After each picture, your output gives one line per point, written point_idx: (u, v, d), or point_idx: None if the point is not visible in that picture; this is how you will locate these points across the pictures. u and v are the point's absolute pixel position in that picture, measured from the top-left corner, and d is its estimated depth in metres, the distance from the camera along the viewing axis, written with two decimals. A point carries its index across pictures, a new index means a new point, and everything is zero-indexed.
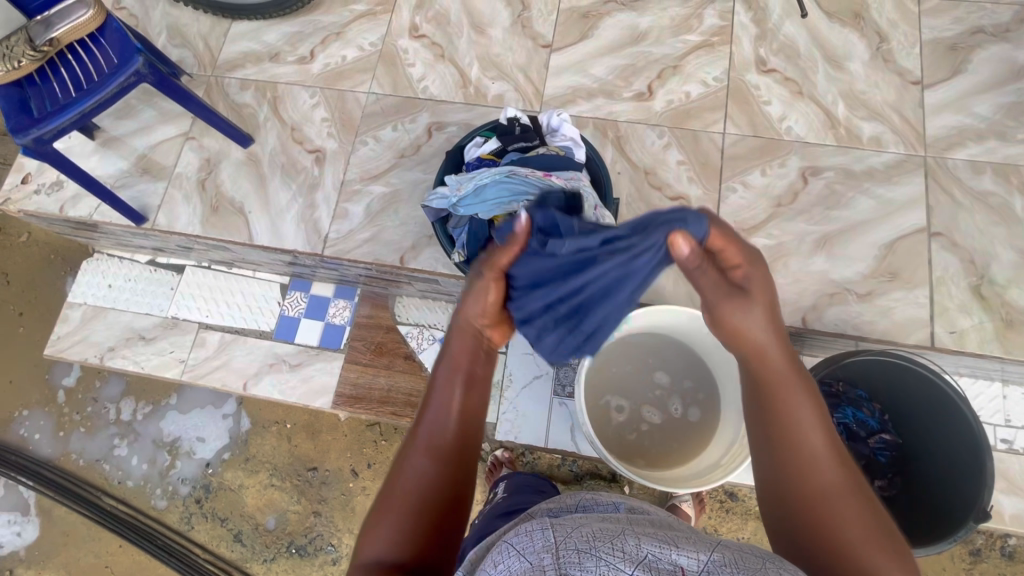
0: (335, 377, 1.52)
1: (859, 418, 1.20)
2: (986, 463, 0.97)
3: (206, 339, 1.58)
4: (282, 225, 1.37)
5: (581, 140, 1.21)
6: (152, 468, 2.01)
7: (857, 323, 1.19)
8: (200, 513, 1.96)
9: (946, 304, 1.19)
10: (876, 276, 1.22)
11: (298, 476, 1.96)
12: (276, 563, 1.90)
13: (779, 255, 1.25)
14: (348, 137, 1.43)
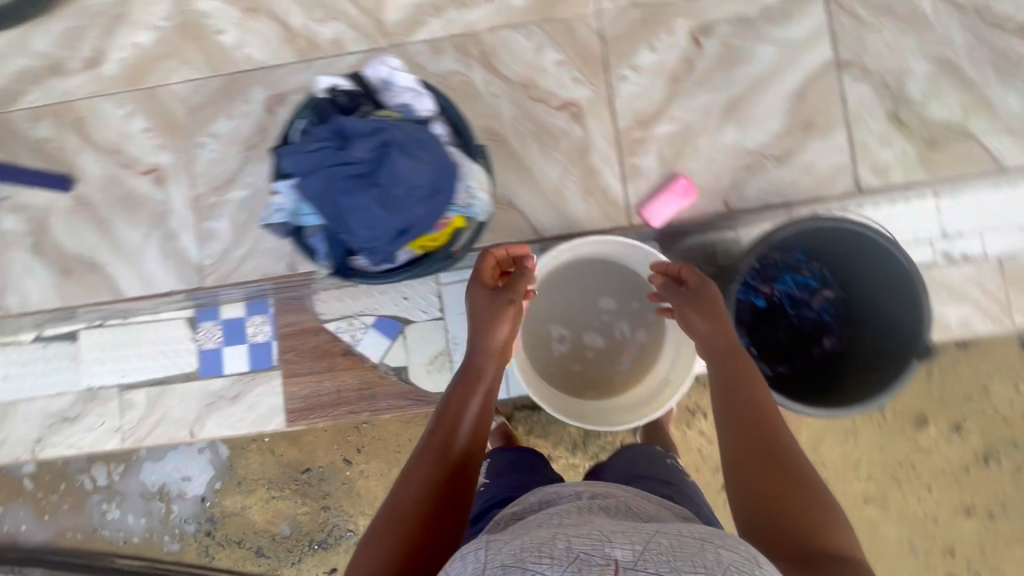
0: (279, 397, 1.43)
1: (799, 283, 1.18)
2: (923, 299, 0.96)
3: (133, 400, 1.46)
4: (146, 262, 1.42)
5: (420, 86, 1.07)
6: (151, 519, 2.00)
7: (781, 188, 1.18)
8: (216, 542, 1.98)
9: (865, 143, 1.22)
10: (794, 132, 1.19)
11: (295, 481, 1.97)
12: (305, 562, 1.96)
13: (688, 139, 1.17)
14: (180, 141, 1.36)
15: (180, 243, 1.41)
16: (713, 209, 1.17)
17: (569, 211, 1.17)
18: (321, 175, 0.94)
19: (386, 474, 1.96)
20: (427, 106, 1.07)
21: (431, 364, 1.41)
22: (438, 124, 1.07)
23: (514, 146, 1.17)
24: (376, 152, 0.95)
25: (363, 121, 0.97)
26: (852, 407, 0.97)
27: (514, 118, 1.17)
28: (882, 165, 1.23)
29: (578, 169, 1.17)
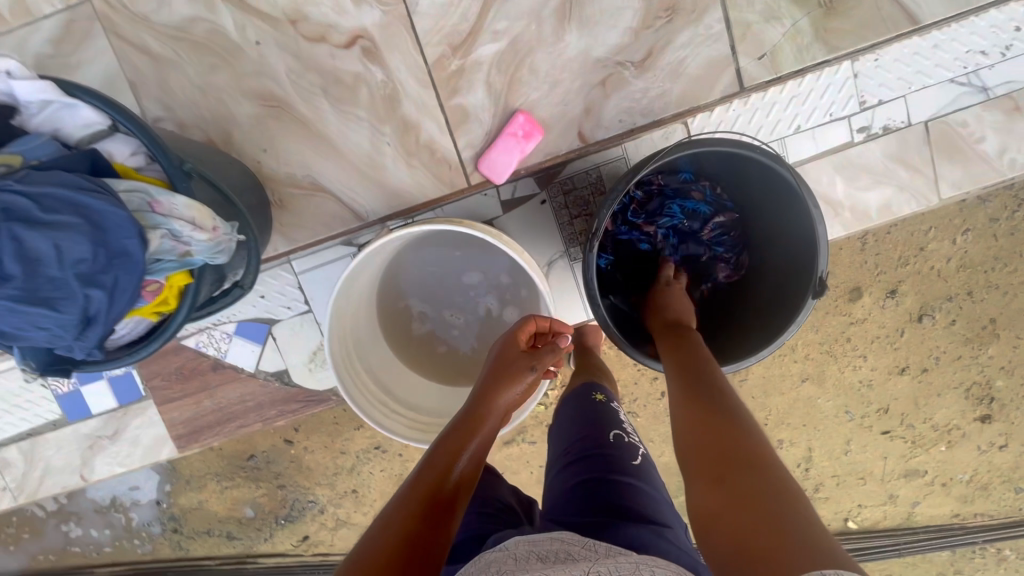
0: (159, 425, 1.31)
1: (687, 211, 1.00)
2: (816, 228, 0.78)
3: (8, 459, 1.34)
4: None
5: (64, 95, 0.72)
6: (114, 530, 1.94)
7: (643, 105, 1.09)
8: (186, 536, 1.95)
9: (748, 22, 1.08)
10: (650, 26, 1.06)
11: (243, 468, 1.88)
12: (277, 536, 1.94)
13: (519, 58, 1.06)
14: None
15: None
16: (565, 143, 1.10)
17: (389, 176, 1.11)
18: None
19: (331, 446, 1.84)
20: (87, 115, 0.74)
21: (312, 361, 1.26)
22: (120, 142, 0.76)
23: (312, 102, 1.07)
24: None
25: None
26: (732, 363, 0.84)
27: (290, 71, 1.06)
28: (768, 48, 1.08)
29: (388, 125, 1.09)
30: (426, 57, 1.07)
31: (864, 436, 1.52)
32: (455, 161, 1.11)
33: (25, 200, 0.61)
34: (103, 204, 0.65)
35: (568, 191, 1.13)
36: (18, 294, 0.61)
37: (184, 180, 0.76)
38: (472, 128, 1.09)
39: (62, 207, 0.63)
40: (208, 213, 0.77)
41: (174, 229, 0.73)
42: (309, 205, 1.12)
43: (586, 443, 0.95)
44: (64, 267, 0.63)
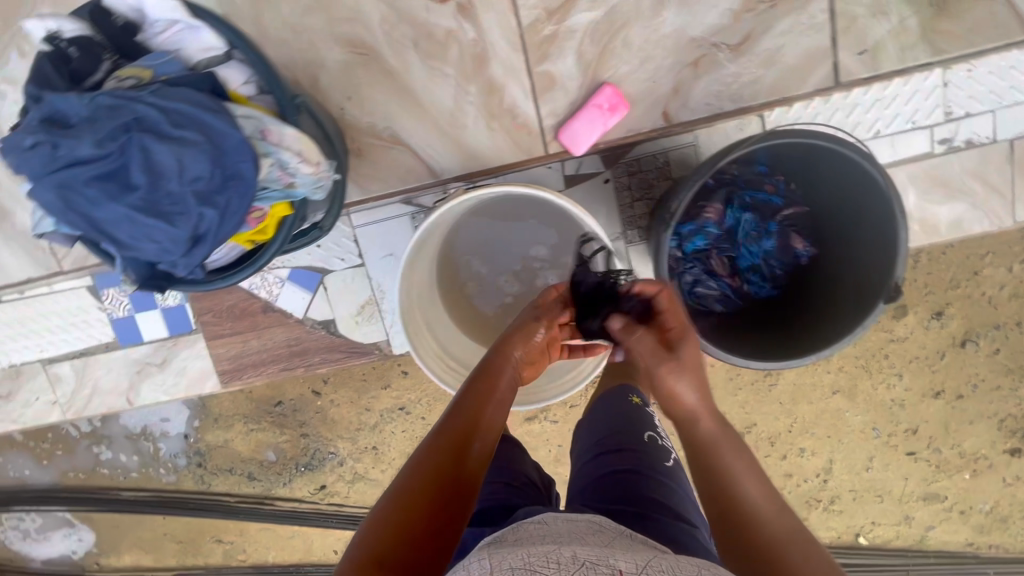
0: (206, 358, 1.35)
1: (757, 203, 0.99)
2: (902, 233, 0.77)
3: (60, 373, 1.39)
4: None
5: (188, 16, 0.78)
6: (142, 455, 1.87)
7: (734, 90, 1.07)
8: (210, 471, 1.87)
9: (854, 15, 1.05)
10: (752, 10, 1.04)
11: (271, 412, 1.83)
12: (295, 483, 1.86)
13: (613, 30, 1.06)
14: None
15: (16, 221, 1.27)
16: (651, 120, 1.09)
17: (466, 136, 1.11)
18: (45, 186, 0.64)
19: (357, 402, 1.79)
20: (208, 44, 0.80)
21: (360, 314, 1.28)
22: (235, 70, 0.80)
23: (402, 53, 1.08)
24: (118, 142, 0.65)
25: (83, 98, 0.66)
26: (792, 361, 0.83)
27: (384, 21, 1.07)
28: (870, 44, 1.06)
29: (474, 85, 1.09)
30: (520, 20, 1.06)
31: (888, 455, 1.47)
32: (535, 126, 1.10)
33: (157, 112, 0.66)
34: (225, 122, 0.69)
35: (634, 172, 1.12)
36: (143, 203, 0.66)
37: (292, 113, 0.80)
38: (557, 94, 1.09)
39: (188, 124, 0.68)
40: (314, 150, 0.78)
41: (283, 160, 0.76)
42: (387, 156, 1.13)
43: (619, 439, 0.95)
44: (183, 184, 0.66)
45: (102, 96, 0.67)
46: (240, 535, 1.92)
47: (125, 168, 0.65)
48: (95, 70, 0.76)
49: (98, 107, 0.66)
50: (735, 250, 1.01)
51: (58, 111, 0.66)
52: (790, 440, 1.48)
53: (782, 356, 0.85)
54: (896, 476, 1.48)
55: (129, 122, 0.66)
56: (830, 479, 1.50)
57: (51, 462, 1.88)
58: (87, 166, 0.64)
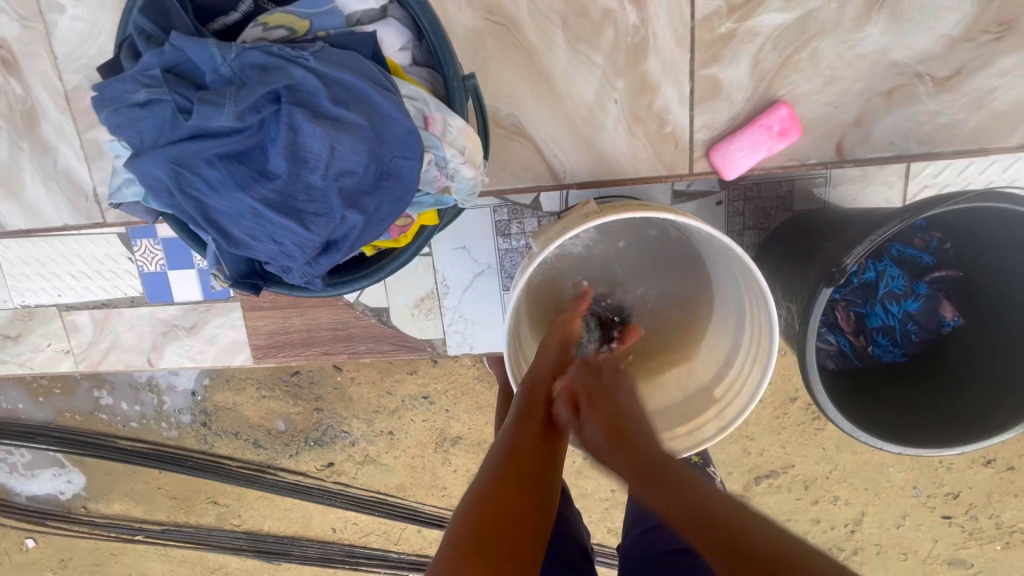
0: (240, 330, 1.23)
1: (904, 256, 0.87)
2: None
3: (77, 323, 1.27)
4: (19, 180, 1.13)
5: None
6: (145, 407, 1.63)
7: (925, 131, 0.81)
8: (214, 432, 1.63)
9: None
10: (980, 35, 0.77)
11: (285, 381, 1.58)
12: (302, 456, 1.63)
13: (790, 34, 0.78)
14: (31, 7, 1.03)
15: (58, 159, 1.11)
16: (819, 152, 0.84)
17: (602, 139, 0.84)
18: (159, 156, 0.52)
19: (380, 382, 1.56)
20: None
21: (417, 308, 1.17)
22: (393, 31, 0.65)
23: (508, 20, 0.80)
24: (260, 114, 0.52)
25: (230, 50, 0.53)
26: (923, 447, 0.76)
27: None
28: None
29: (624, 80, 0.81)
30: (695, 8, 0.78)
31: (923, 515, 1.30)
32: (685, 140, 0.84)
33: (317, 82, 0.53)
34: (391, 106, 0.55)
35: (752, 197, 0.88)
36: (272, 196, 0.52)
37: (460, 97, 0.64)
38: (719, 106, 0.82)
39: (350, 101, 0.54)
40: (478, 148, 0.66)
41: (444, 157, 0.63)
42: (504, 149, 0.86)
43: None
44: (329, 176, 0.53)
45: (250, 54, 0.53)
46: (239, 500, 1.69)
47: (264, 147, 0.53)
48: (231, 9, 0.61)
49: (244, 67, 0.53)
50: (864, 306, 0.90)
51: (192, 64, 0.54)
52: (823, 488, 1.31)
53: (912, 439, 0.77)
54: (924, 537, 1.32)
55: (280, 89, 0.53)
56: (856, 529, 1.33)
57: (47, 399, 1.64)
58: (219, 139, 0.51)
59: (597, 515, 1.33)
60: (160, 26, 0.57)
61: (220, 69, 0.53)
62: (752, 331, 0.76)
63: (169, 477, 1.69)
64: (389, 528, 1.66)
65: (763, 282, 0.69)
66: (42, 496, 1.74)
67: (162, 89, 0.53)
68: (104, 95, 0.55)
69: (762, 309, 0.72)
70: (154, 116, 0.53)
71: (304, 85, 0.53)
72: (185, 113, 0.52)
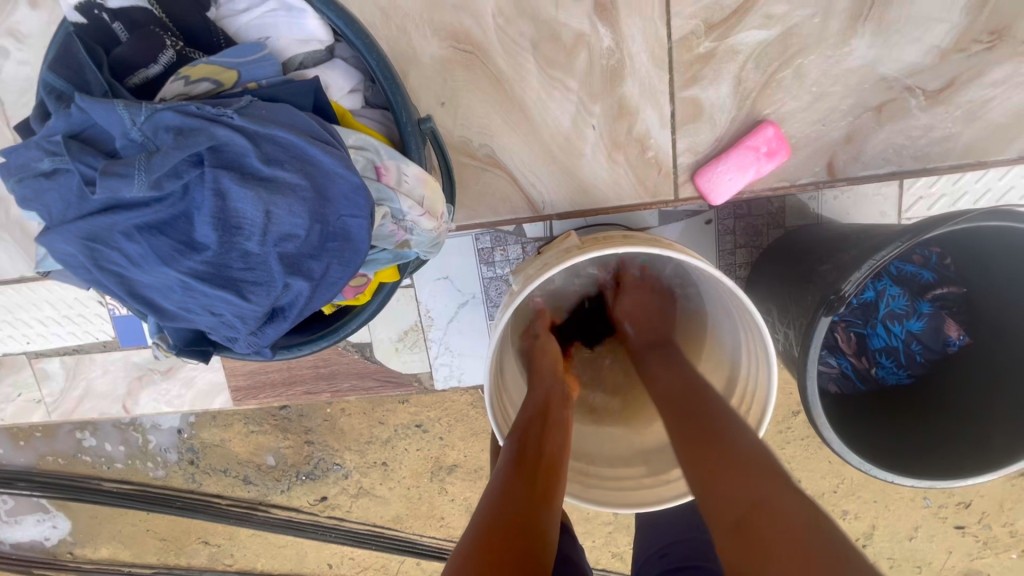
0: (218, 371, 1.18)
1: (901, 274, 0.85)
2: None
3: (48, 370, 1.22)
4: None
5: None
6: (128, 449, 1.57)
7: (919, 146, 0.78)
8: (201, 471, 1.57)
9: None
10: (969, 45, 0.73)
11: (274, 414, 1.53)
12: (294, 492, 1.57)
13: (773, 54, 0.75)
14: None
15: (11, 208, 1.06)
16: (809, 172, 0.80)
17: (582, 167, 0.80)
18: (69, 233, 0.47)
19: (371, 412, 1.50)
20: (320, 31, 0.63)
21: (401, 341, 1.12)
22: (339, 75, 0.63)
23: (478, 48, 0.76)
24: (182, 179, 0.47)
25: (141, 114, 0.47)
26: (941, 479, 0.71)
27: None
28: None
29: (601, 105, 0.78)
30: (671, 29, 0.75)
31: (935, 526, 1.25)
32: (669, 166, 0.80)
33: (247, 142, 0.48)
34: (329, 159, 0.51)
35: (743, 216, 0.85)
36: (204, 267, 0.48)
37: (416, 143, 0.61)
38: (702, 128, 0.78)
39: (285, 159, 0.50)
40: (439, 197, 0.63)
41: (399, 210, 0.59)
42: (479, 180, 0.82)
43: (684, 550, 0.79)
44: (267, 242, 0.49)
45: (162, 117, 0.48)
46: (230, 539, 1.63)
47: (189, 213, 0.48)
48: (150, 61, 0.55)
49: (157, 129, 0.47)
50: (865, 326, 0.86)
51: (104, 131, 0.49)
52: (832, 503, 1.26)
53: (925, 469, 0.72)
54: (938, 548, 1.27)
55: (203, 152, 0.48)
56: (868, 544, 1.28)
57: (27, 444, 1.58)
58: (136, 212, 0.47)
59: (597, 544, 1.27)
60: (73, 83, 0.52)
61: (133, 139, 0.48)
62: (750, 365, 0.72)
63: (157, 519, 1.63)
64: (386, 562, 1.60)
65: (759, 316, 0.64)
66: (26, 544, 1.67)
67: (70, 168, 0.48)
68: (7, 165, 0.50)
69: (759, 345, 0.68)
70: (64, 192, 0.49)
71: (227, 137, 0.48)
72: (93, 186, 0.47)
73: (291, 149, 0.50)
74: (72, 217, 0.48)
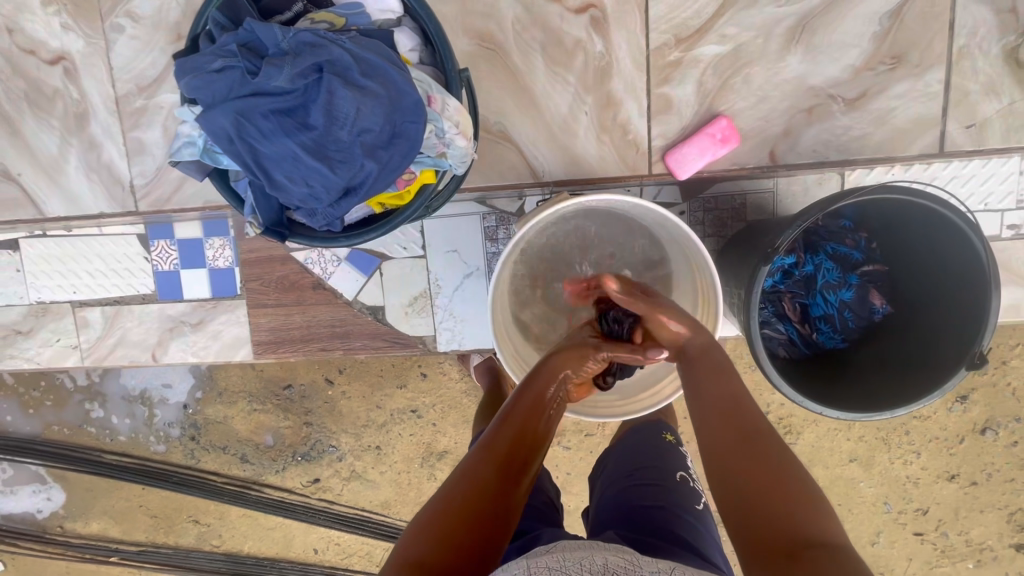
0: (245, 327, 1.31)
1: (837, 254, 0.98)
2: (989, 319, 0.80)
3: (88, 318, 1.34)
4: (67, 179, 1.23)
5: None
6: (135, 422, 1.66)
7: (842, 142, 0.96)
8: (201, 448, 1.66)
9: (968, 90, 0.94)
10: (876, 66, 0.94)
11: (276, 395, 1.61)
12: (288, 472, 1.65)
13: (728, 66, 0.94)
14: (84, 24, 1.13)
15: (104, 154, 1.21)
16: (756, 158, 0.98)
17: (576, 144, 0.99)
18: (227, 108, 0.64)
19: (369, 395, 1.59)
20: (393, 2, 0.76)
21: (411, 305, 1.27)
22: (405, 35, 0.77)
23: (497, 45, 0.96)
24: (306, 80, 0.64)
25: (286, 31, 0.65)
26: (861, 413, 0.86)
27: (486, 8, 0.95)
28: (979, 121, 0.96)
29: (593, 95, 0.97)
30: (649, 40, 0.95)
31: (895, 532, 1.40)
32: (644, 146, 0.98)
33: (351, 58, 0.65)
34: (405, 78, 0.67)
35: (711, 209, 1.01)
36: (309, 144, 0.64)
37: (457, 85, 0.77)
38: (671, 119, 0.97)
39: (374, 75, 0.66)
40: (469, 125, 0.77)
41: (441, 129, 0.73)
42: (492, 151, 1.00)
43: (652, 473, 0.91)
44: (354, 134, 0.65)
45: (305, 35, 0.66)
46: (220, 519, 1.70)
47: (306, 105, 0.64)
48: (285, 9, 0.74)
49: (298, 44, 0.65)
50: (807, 296, 1.01)
51: (255, 39, 0.66)
52: None
53: (850, 405, 0.87)
54: (900, 554, 1.41)
55: (322, 63, 0.65)
56: None
57: (37, 411, 1.66)
58: (272, 98, 0.63)
59: (575, 508, 1.40)
60: (232, 20, 0.70)
61: (281, 48, 0.65)
62: (703, 304, 0.91)
63: (152, 495, 1.70)
64: (372, 549, 1.68)
65: (710, 260, 0.84)
66: (19, 515, 1.74)
67: (231, 65, 0.65)
68: (185, 64, 0.67)
69: (709, 286, 0.88)
70: (220, 82, 0.65)
71: (335, 54, 0.65)
72: (252, 76, 0.64)
73: (378, 66, 0.67)
74: (229, 99, 0.65)
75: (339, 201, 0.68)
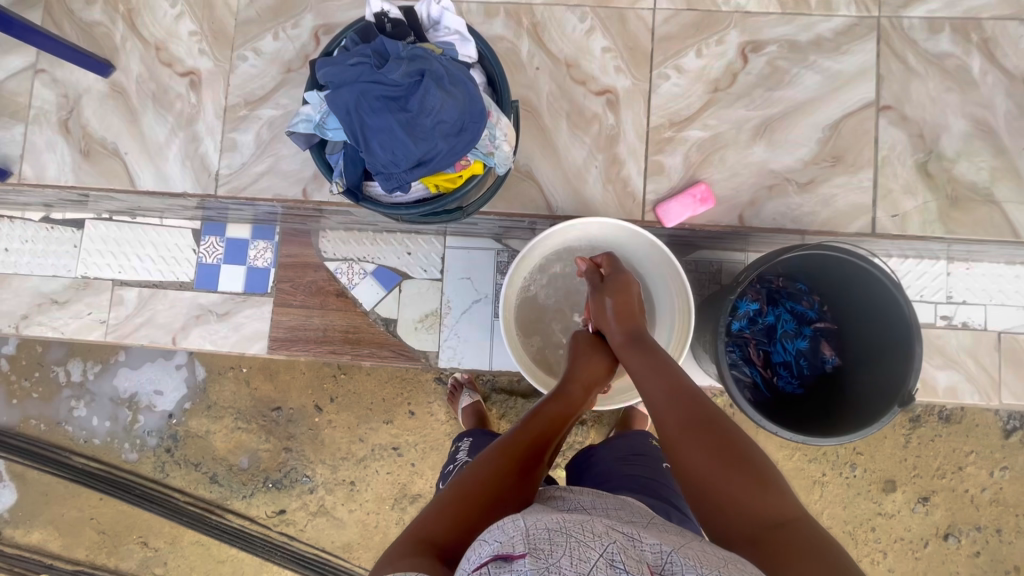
0: (266, 322, 1.44)
1: (795, 312, 1.16)
2: (914, 362, 0.94)
3: (123, 297, 1.46)
4: (165, 165, 1.39)
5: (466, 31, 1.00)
6: (115, 425, 1.67)
7: (796, 216, 1.20)
8: (173, 462, 1.65)
9: (891, 188, 1.20)
10: (820, 162, 1.20)
11: (263, 417, 1.64)
12: (255, 499, 1.64)
13: (710, 147, 1.20)
14: (223, 51, 1.40)
15: (201, 146, 1.39)
16: (727, 219, 1.20)
17: (586, 189, 1.21)
18: (353, 88, 0.86)
19: (354, 428, 1.63)
20: (472, 53, 1.01)
21: (421, 322, 1.41)
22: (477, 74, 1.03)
23: (533, 107, 1.23)
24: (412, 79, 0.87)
25: (406, 43, 0.88)
26: (811, 437, 0.97)
27: (529, 82, 1.23)
28: (901, 213, 1.20)
29: (602, 154, 1.22)
30: (649, 120, 1.22)
31: None
32: (639, 198, 1.21)
33: (446, 71, 0.88)
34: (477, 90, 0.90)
35: None
36: (404, 123, 0.87)
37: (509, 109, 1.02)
38: (661, 180, 1.21)
39: (457, 85, 0.89)
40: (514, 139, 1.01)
41: (495, 134, 0.96)
42: (517, 185, 1.22)
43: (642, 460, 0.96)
44: (434, 122, 0.87)
45: (418, 49, 0.90)
46: (170, 544, 1.66)
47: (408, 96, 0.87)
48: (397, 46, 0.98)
49: (411, 53, 0.89)
50: (770, 344, 1.17)
51: (383, 46, 0.89)
52: None
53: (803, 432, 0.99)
54: None
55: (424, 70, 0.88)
56: None
57: (21, 402, 1.67)
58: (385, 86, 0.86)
59: None
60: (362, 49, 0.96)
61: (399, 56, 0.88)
62: (680, 320, 1.10)
63: (107, 508, 1.66)
64: None
65: (682, 275, 1.07)
66: None
67: (363, 60, 0.88)
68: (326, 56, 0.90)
69: (683, 300, 1.08)
70: (350, 68, 0.88)
71: (434, 66, 0.88)
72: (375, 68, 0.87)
73: (459, 79, 0.90)
74: (356, 83, 0.87)
75: (412, 170, 0.90)
